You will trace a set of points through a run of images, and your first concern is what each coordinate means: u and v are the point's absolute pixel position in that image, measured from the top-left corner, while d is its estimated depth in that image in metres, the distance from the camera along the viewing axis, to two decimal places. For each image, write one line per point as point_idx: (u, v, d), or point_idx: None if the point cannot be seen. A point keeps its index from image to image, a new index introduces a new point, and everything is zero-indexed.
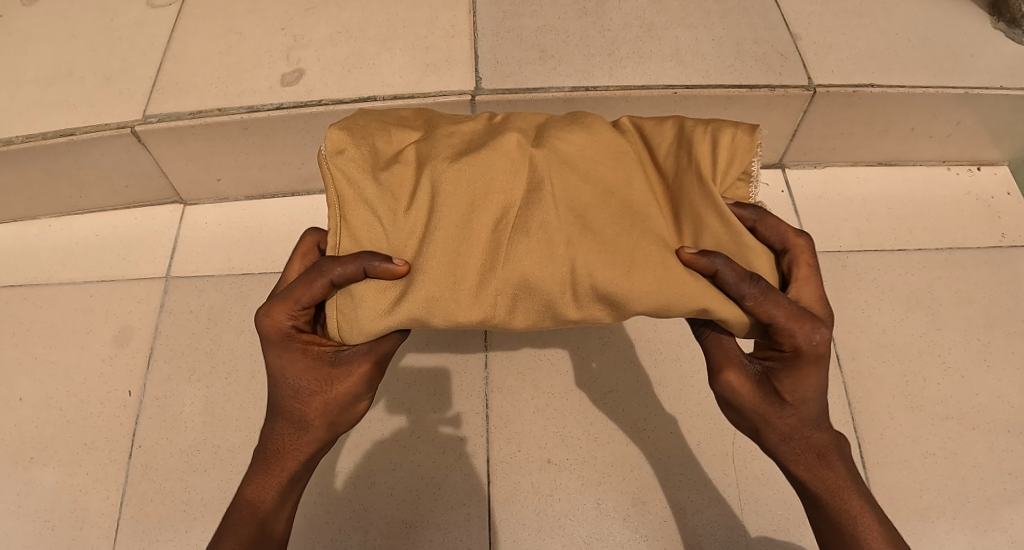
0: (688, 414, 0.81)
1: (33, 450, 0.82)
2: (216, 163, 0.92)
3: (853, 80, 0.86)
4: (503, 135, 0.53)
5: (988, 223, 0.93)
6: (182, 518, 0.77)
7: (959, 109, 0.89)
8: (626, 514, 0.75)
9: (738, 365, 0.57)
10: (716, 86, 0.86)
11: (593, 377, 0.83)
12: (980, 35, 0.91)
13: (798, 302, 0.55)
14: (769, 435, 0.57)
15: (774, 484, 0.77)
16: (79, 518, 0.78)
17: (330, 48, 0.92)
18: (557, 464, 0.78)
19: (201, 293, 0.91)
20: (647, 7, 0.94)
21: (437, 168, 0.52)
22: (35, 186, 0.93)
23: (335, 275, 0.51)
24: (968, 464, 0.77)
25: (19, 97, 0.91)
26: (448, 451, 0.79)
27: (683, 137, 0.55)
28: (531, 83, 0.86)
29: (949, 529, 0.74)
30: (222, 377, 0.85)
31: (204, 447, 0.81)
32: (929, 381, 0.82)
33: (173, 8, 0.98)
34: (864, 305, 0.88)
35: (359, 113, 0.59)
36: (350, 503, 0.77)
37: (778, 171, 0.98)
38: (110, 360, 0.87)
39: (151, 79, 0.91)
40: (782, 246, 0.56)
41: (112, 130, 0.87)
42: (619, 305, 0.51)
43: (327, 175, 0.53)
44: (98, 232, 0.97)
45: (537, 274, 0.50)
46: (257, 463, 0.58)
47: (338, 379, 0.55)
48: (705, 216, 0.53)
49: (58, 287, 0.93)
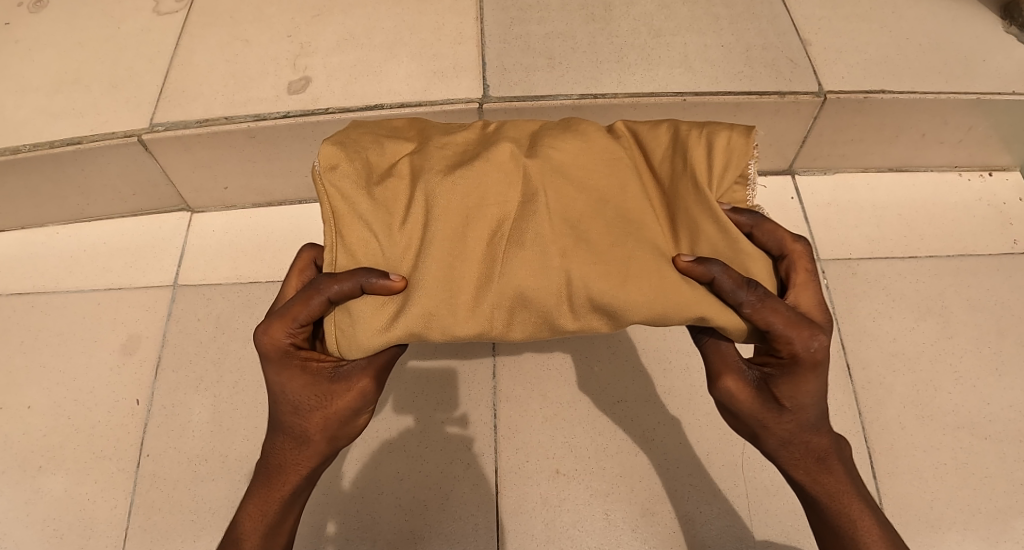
0: (697, 424, 0.80)
1: (40, 459, 0.82)
2: (223, 172, 0.92)
3: (863, 85, 0.86)
4: (496, 146, 0.53)
5: (999, 229, 0.92)
6: (190, 528, 0.77)
7: (970, 115, 0.88)
8: (635, 525, 0.75)
9: (736, 371, 0.56)
10: (725, 94, 0.85)
11: (600, 385, 0.83)
12: (992, 39, 0.90)
13: (796, 308, 0.54)
14: (768, 440, 0.56)
15: (784, 495, 0.76)
16: (88, 527, 0.78)
17: (337, 55, 0.92)
18: (565, 474, 0.78)
19: (208, 301, 0.91)
20: (655, 12, 0.93)
21: (430, 182, 0.52)
22: (42, 193, 0.93)
23: (332, 292, 0.50)
24: (979, 474, 0.77)
25: (26, 105, 0.91)
26: (456, 460, 0.79)
27: (678, 143, 0.54)
28: (539, 90, 0.86)
29: (960, 540, 0.74)
30: (229, 386, 0.85)
31: (212, 457, 0.81)
32: (939, 390, 0.82)
33: (180, 16, 0.98)
34: (874, 313, 0.87)
35: (353, 127, 0.59)
36: (358, 513, 0.77)
37: (787, 177, 0.97)
38: (117, 369, 0.88)
39: (157, 88, 0.91)
40: (780, 251, 0.55)
41: (119, 139, 0.87)
42: (616, 315, 0.50)
43: (322, 193, 0.53)
44: (105, 240, 0.97)
45: (532, 286, 0.50)
46: (259, 477, 0.58)
47: (337, 394, 0.54)
48: (702, 224, 0.52)
49: (66, 295, 0.93)
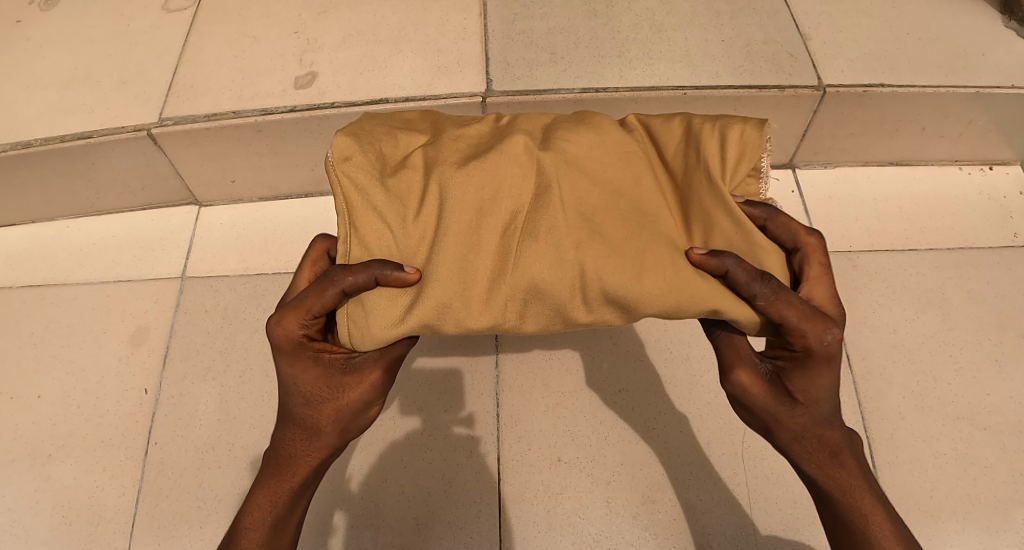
0: (698, 413, 0.81)
1: (50, 447, 0.84)
2: (231, 165, 0.93)
3: (863, 79, 0.86)
4: (509, 138, 0.54)
5: (1000, 223, 0.93)
6: (197, 514, 0.79)
7: (969, 109, 0.89)
8: (636, 512, 0.76)
9: (748, 365, 0.57)
10: (725, 87, 0.86)
11: (602, 375, 0.84)
12: (992, 33, 0.91)
13: (810, 301, 0.54)
14: (781, 434, 0.57)
15: (784, 483, 0.77)
16: (96, 514, 0.80)
17: (343, 51, 0.93)
18: (567, 462, 0.79)
19: (215, 292, 0.92)
20: (656, 8, 0.94)
21: (444, 173, 0.53)
22: (53, 187, 0.95)
23: (347, 284, 0.51)
24: (979, 465, 0.77)
25: (37, 101, 0.93)
26: (459, 449, 0.80)
27: (691, 136, 0.55)
28: (542, 84, 0.87)
29: (960, 529, 0.74)
30: (235, 376, 0.86)
31: (219, 445, 0.82)
32: (939, 380, 0.82)
33: (188, 13, 1.00)
34: (875, 305, 0.87)
35: (366, 118, 0.60)
36: (362, 501, 0.78)
37: (788, 171, 0.98)
38: (125, 359, 0.89)
39: (166, 83, 0.93)
40: (793, 244, 0.56)
41: (128, 133, 0.88)
42: (628, 307, 0.51)
43: (336, 182, 0.54)
44: (115, 233, 0.99)
45: (546, 278, 0.50)
46: (268, 466, 0.59)
47: (349, 386, 0.56)
48: (715, 216, 0.53)
49: (75, 287, 0.95)
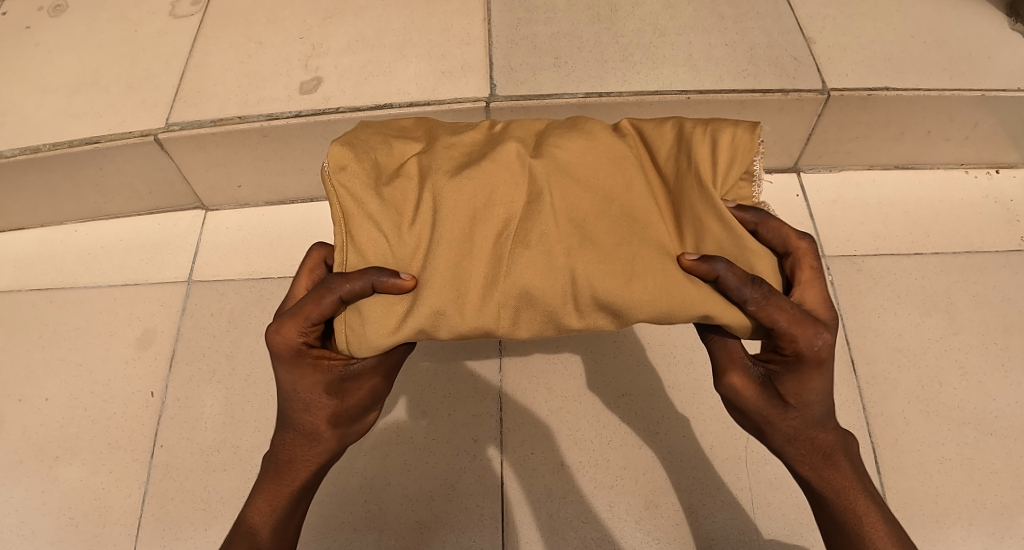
0: (701, 418, 0.81)
1: (58, 449, 0.85)
2: (237, 170, 0.94)
3: (867, 82, 0.86)
4: (502, 145, 0.54)
5: (1006, 227, 0.92)
6: (201, 516, 0.79)
7: (975, 111, 0.88)
8: (638, 516, 0.76)
9: (741, 368, 0.57)
10: (729, 91, 0.86)
11: (606, 379, 0.84)
12: (998, 36, 0.90)
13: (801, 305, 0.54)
14: (774, 436, 0.57)
15: (787, 488, 0.77)
16: (102, 516, 0.80)
17: (348, 55, 0.94)
18: (569, 466, 0.79)
19: (221, 296, 0.93)
20: (660, 12, 0.94)
21: (438, 182, 0.53)
22: (62, 191, 0.96)
23: (343, 292, 0.52)
24: (983, 470, 0.77)
25: (46, 105, 0.94)
26: (462, 452, 0.80)
27: (683, 139, 0.55)
28: (545, 89, 0.87)
29: (964, 535, 0.74)
30: (241, 379, 0.87)
31: (224, 447, 0.83)
32: (944, 385, 0.82)
33: (195, 19, 1.01)
34: (880, 309, 0.87)
35: (361, 127, 0.60)
36: (366, 504, 0.78)
37: (793, 174, 0.98)
38: (133, 361, 0.90)
39: (173, 88, 0.93)
40: (785, 248, 0.56)
41: (136, 138, 0.89)
42: (620, 313, 0.51)
43: (331, 193, 0.54)
44: (122, 236, 1.00)
45: (538, 285, 0.51)
46: (268, 471, 0.59)
47: (348, 392, 0.56)
48: (707, 221, 0.53)
49: (82, 290, 0.95)
